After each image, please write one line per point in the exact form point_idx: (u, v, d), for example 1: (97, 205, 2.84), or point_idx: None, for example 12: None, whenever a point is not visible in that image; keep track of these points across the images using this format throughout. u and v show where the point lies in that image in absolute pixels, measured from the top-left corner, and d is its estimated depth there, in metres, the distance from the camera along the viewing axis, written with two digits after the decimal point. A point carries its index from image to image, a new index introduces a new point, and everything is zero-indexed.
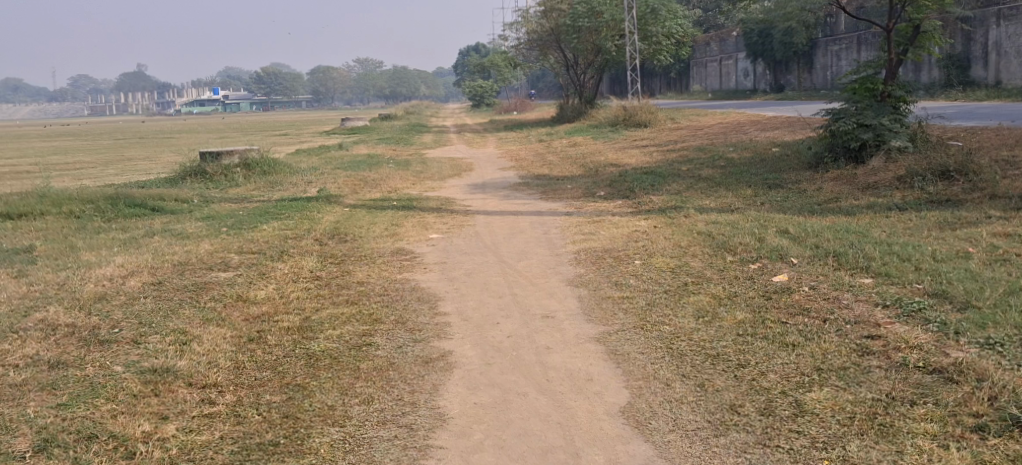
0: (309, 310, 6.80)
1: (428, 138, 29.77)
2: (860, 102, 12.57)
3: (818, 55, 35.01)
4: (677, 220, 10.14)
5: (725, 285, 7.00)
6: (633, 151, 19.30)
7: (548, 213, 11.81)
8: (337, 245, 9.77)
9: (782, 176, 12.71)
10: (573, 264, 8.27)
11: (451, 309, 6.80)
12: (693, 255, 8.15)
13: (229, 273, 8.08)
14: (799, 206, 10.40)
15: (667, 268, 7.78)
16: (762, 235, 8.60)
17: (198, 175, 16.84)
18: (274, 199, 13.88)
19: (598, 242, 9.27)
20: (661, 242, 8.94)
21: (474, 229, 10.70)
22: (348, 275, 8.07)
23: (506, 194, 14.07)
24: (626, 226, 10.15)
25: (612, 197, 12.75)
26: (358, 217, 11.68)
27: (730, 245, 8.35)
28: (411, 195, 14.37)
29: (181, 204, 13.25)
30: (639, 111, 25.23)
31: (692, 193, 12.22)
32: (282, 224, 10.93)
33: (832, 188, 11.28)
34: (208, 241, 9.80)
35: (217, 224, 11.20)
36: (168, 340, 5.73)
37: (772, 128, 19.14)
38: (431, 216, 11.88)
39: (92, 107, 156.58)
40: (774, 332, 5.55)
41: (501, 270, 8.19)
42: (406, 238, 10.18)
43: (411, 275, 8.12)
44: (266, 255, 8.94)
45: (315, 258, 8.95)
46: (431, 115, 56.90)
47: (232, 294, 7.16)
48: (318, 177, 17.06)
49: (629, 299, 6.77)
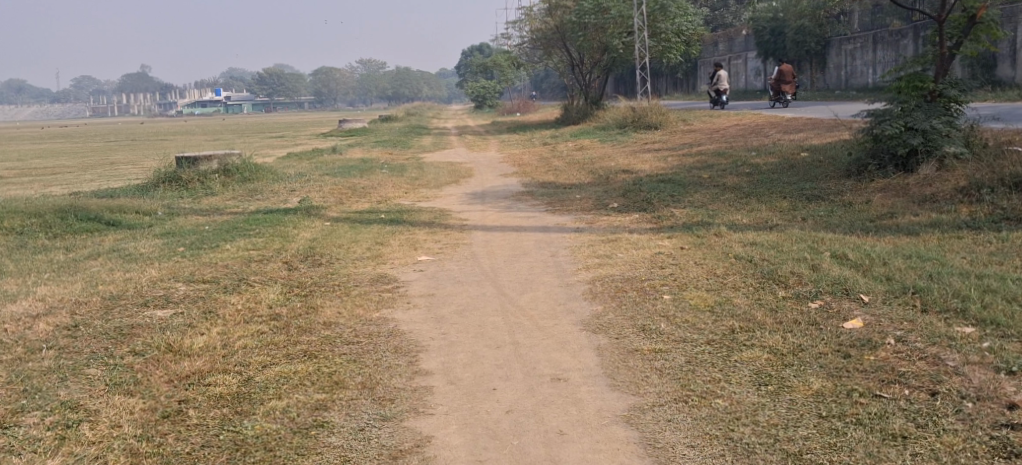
0: (253, 368, 5.32)
1: (428, 141, 28.29)
2: (906, 102, 11.03)
3: (831, 55, 33.47)
4: (707, 240, 8.68)
5: (785, 333, 5.52)
6: (645, 156, 17.81)
7: (555, 228, 10.36)
8: (308, 270, 8.30)
9: (819, 186, 11.23)
10: (588, 299, 6.80)
11: (434, 366, 5.32)
12: (735, 290, 6.68)
13: (167, 311, 6.61)
14: (848, 223, 8.94)
15: (705, 307, 6.29)
16: (817, 262, 7.14)
17: (171, 182, 15.35)
18: (249, 210, 12.46)
19: (616, 269, 7.80)
20: (692, 271, 7.47)
21: (470, 250, 9.23)
22: (316, 314, 6.59)
23: (508, 205, 12.62)
24: (648, 247, 8.68)
25: (627, 210, 11.29)
26: (338, 234, 10.21)
27: (780, 275, 6.87)
28: (401, 205, 12.92)
29: (142, 216, 11.80)
30: (649, 113, 23.75)
31: (719, 205, 10.77)
32: (250, 243, 9.47)
33: (881, 201, 9.85)
34: (156, 266, 8.32)
35: (176, 241, 9.74)
36: (46, 422, 4.35)
37: (795, 130, 17.65)
38: (421, 232, 10.43)
39: (92, 109, 155.35)
40: (871, 414, 4.12)
41: (500, 307, 6.72)
42: (391, 261, 8.72)
43: (390, 313, 6.64)
44: (220, 285, 7.46)
45: (281, 287, 7.50)
46: (431, 116, 55.38)
47: (161, 342, 5.69)
48: (303, 184, 15.59)
49: (663, 353, 5.29)
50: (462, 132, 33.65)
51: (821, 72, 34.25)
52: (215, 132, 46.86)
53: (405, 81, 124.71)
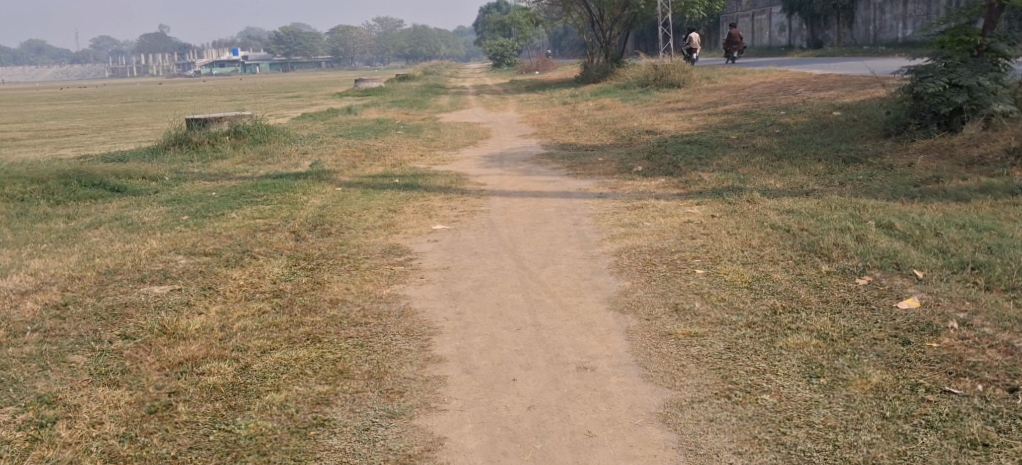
0: (251, 354, 4.87)
1: (445, 100, 27.71)
2: (951, 57, 10.47)
3: (859, 9, 32.56)
4: (740, 208, 8.17)
5: (833, 315, 5.02)
6: (669, 116, 17.21)
7: (578, 193, 9.86)
8: (317, 241, 7.85)
9: (856, 147, 10.66)
10: (614, 273, 6.33)
11: (448, 352, 4.86)
12: (773, 265, 6.18)
13: (164, 287, 6.17)
14: (890, 188, 8.40)
15: (743, 283, 5.79)
16: (861, 232, 6.62)
17: (181, 144, 14.90)
18: (259, 174, 12.02)
19: (643, 239, 7.30)
20: (726, 242, 6.97)
21: (488, 218, 8.74)
22: (322, 291, 6.15)
23: (527, 168, 12.11)
24: (676, 216, 8.17)
25: (652, 173, 10.77)
26: (350, 200, 9.75)
27: (821, 247, 6.37)
28: (417, 169, 12.44)
29: (148, 182, 11.36)
30: (672, 70, 23.07)
31: (749, 168, 10.23)
32: (257, 211, 9.02)
33: (924, 164, 9.28)
34: (157, 235, 7.89)
35: (180, 209, 9.31)
36: (17, 421, 4.02)
37: (826, 87, 16.97)
38: (437, 198, 9.95)
39: (110, 69, 155.13)
40: (943, 417, 3.66)
41: (519, 283, 6.25)
42: (404, 231, 8.25)
43: (401, 290, 6.19)
44: (222, 258, 7.02)
45: (286, 260, 7.05)
46: (448, 75, 54.61)
47: (153, 324, 5.25)
48: (316, 147, 15.12)
49: (698, 338, 4.80)
50: (480, 91, 32.99)
51: (848, 27, 33.30)
52: (232, 92, 46.48)
53: (423, 39, 123.59)
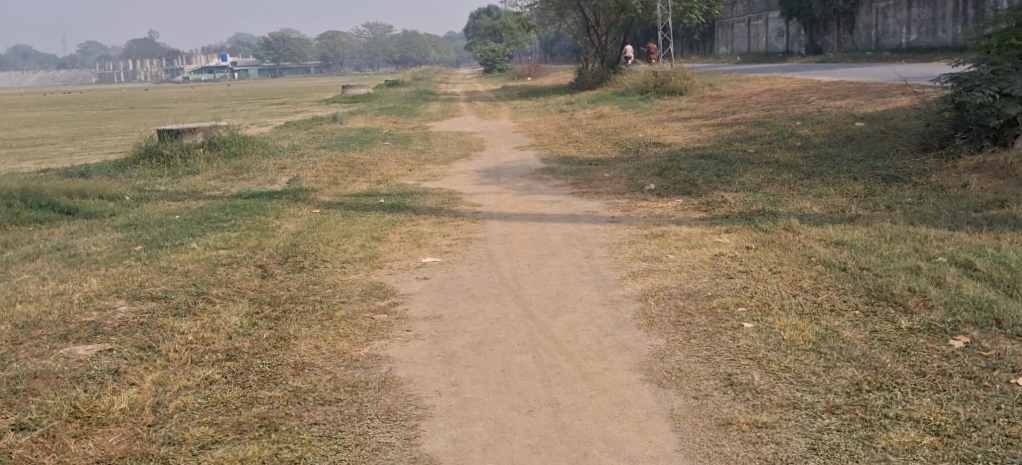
0: (185, 452, 3.81)
1: (436, 108, 26.57)
2: (1000, 64, 9.32)
3: (861, 13, 31.55)
4: (778, 238, 7.07)
5: (938, 398, 3.92)
6: (675, 125, 16.13)
7: (586, 216, 8.76)
8: (287, 278, 6.70)
9: (893, 163, 9.58)
10: (644, 327, 5.19)
11: (441, 450, 3.80)
12: (838, 318, 5.07)
13: (90, 347, 4.96)
14: (947, 217, 7.34)
15: (808, 346, 4.66)
16: (936, 276, 5.53)
17: (150, 157, 13.71)
18: (231, 193, 10.87)
19: (670, 278, 6.19)
20: (771, 284, 5.85)
21: (486, 247, 7.63)
22: (286, 352, 4.95)
23: (526, 186, 11.00)
24: (704, 246, 7.06)
25: (667, 193, 9.68)
26: (328, 225, 8.61)
27: (894, 298, 5.25)
28: (405, 186, 11.32)
29: (104, 201, 10.17)
30: (672, 77, 21.99)
31: (777, 188, 9.14)
32: (221, 239, 7.85)
33: (980, 184, 8.21)
34: (98, 272, 6.69)
35: (136, 235, 8.13)
36: None
37: (841, 95, 15.92)
38: (427, 222, 8.83)
39: (98, 75, 153.54)
40: None
41: (527, 340, 5.10)
42: (389, 265, 7.11)
43: (383, 349, 5.04)
44: (170, 304, 5.77)
45: (249, 305, 5.86)
46: (439, 81, 53.45)
47: (61, 405, 4.13)
48: (295, 160, 13.95)
49: (769, 432, 3.75)
50: (471, 98, 31.90)
51: (849, 33, 32.29)
52: (217, 99, 45.40)
53: (413, 45, 122.41)
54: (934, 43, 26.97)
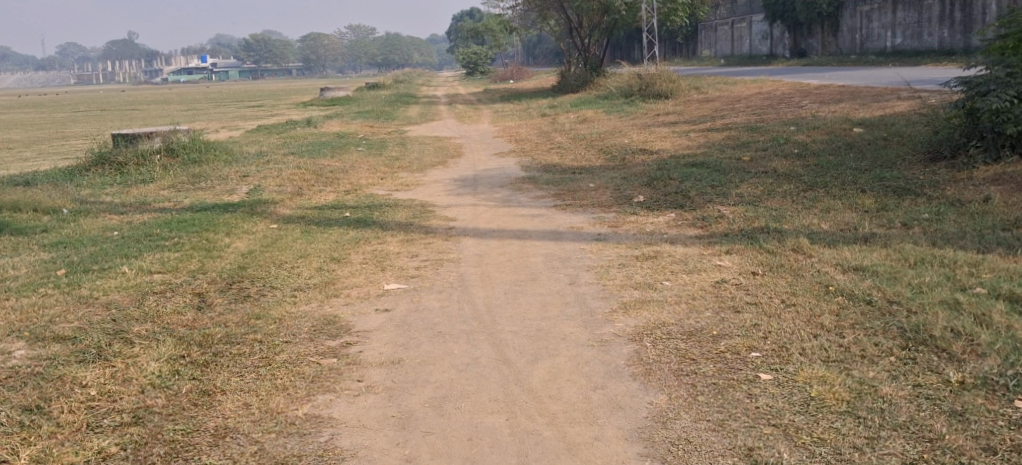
0: None
1: (415, 111, 25.64)
2: (1018, 65, 8.52)
3: (845, 16, 30.81)
4: (787, 261, 6.24)
5: None
6: (662, 131, 15.30)
7: (570, 232, 7.91)
8: (225, 310, 5.79)
9: (903, 174, 8.77)
10: (641, 378, 4.34)
11: None
12: (873, 367, 4.24)
13: None
14: (974, 236, 6.53)
15: (842, 410, 3.83)
16: (982, 312, 4.71)
17: (103, 165, 12.75)
18: (183, 205, 9.92)
19: (669, 312, 5.34)
20: (788, 319, 5.01)
21: (457, 270, 6.77)
22: (207, 413, 4.09)
23: (505, 197, 10.14)
24: (704, 271, 6.22)
25: (657, 205, 8.85)
26: (283, 243, 7.71)
27: (938, 342, 4.41)
28: (374, 197, 10.44)
29: (39, 215, 9.23)
30: (658, 80, 21.15)
31: (778, 201, 8.33)
32: (158, 261, 6.94)
33: (1004, 198, 7.42)
34: (5, 305, 5.76)
35: (62, 256, 7.20)
36: None
37: (835, 99, 15.14)
38: (393, 239, 7.96)
39: (76, 75, 151.50)
40: None
41: (500, 394, 4.24)
42: (346, 293, 6.21)
43: (327, 407, 4.16)
44: (77, 347, 4.88)
45: (173, 347, 4.95)
46: (418, 83, 52.52)
47: None
48: (259, 168, 13.00)
49: None
50: (452, 101, 30.98)
51: (833, 36, 31.50)
52: (193, 100, 44.23)
53: (394, 48, 121.28)
54: (921, 47, 26.21)
